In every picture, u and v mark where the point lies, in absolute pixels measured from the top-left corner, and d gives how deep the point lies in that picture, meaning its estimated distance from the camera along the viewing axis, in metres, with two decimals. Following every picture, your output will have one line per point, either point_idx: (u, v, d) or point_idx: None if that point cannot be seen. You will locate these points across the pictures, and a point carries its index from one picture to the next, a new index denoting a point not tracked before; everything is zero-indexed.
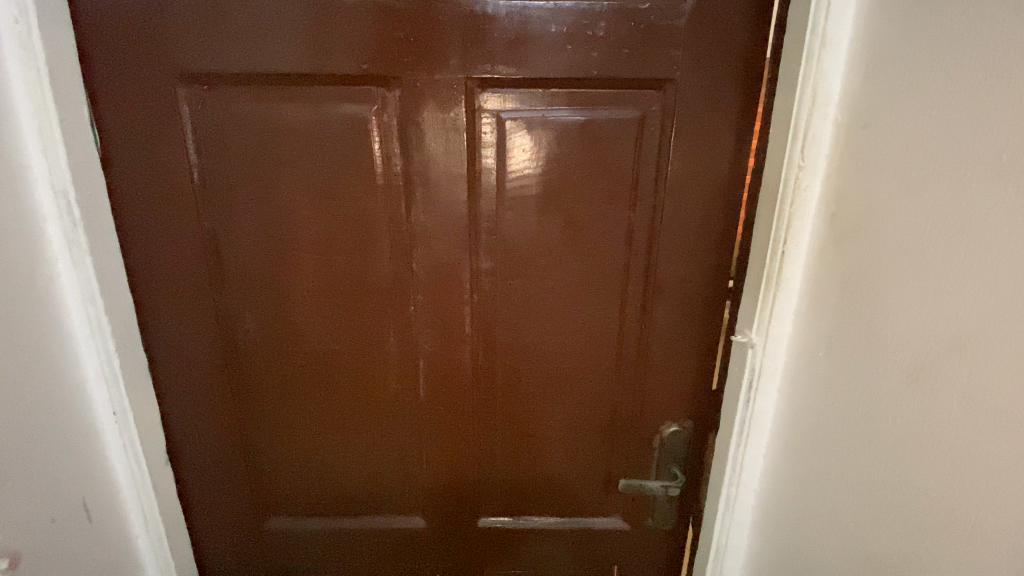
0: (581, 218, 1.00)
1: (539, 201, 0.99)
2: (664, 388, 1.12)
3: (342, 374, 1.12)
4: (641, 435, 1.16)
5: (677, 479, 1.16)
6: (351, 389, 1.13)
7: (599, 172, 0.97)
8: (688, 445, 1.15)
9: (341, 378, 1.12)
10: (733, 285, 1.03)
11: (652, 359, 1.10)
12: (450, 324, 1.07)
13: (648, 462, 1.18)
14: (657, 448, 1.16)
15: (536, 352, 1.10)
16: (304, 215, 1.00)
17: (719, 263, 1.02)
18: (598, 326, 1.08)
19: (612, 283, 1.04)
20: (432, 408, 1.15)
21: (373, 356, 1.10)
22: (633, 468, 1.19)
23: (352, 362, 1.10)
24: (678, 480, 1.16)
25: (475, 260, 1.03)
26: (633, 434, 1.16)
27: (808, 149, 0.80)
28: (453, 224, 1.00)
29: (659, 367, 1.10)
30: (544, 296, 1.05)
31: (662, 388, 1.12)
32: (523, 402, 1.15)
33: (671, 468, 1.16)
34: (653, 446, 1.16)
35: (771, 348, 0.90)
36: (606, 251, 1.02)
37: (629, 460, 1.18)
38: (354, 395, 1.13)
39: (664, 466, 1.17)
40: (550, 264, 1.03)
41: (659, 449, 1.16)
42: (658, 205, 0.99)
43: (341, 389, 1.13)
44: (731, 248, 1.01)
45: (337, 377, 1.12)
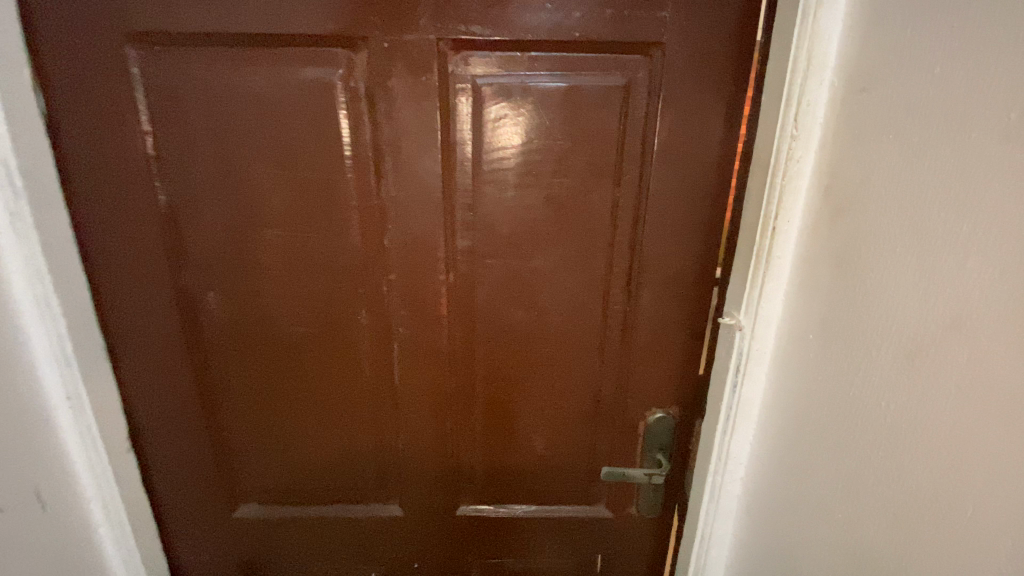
0: (564, 193, 0.94)
1: (519, 175, 0.93)
2: (649, 373, 1.08)
3: (314, 358, 1.06)
4: (625, 421, 1.12)
5: (663, 467, 1.12)
6: (323, 375, 1.08)
7: (583, 144, 0.92)
8: (675, 432, 1.11)
9: (313, 363, 1.07)
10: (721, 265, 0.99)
11: (638, 342, 1.05)
12: (425, 306, 1.02)
13: (633, 449, 1.14)
14: (642, 435, 1.13)
15: (517, 335, 1.05)
16: (268, 189, 0.94)
17: (708, 242, 0.98)
18: (582, 308, 1.03)
19: (596, 262, 0.99)
20: (408, 394, 1.10)
21: (346, 339, 1.04)
22: (618, 454, 1.15)
23: (323, 346, 1.05)
24: (664, 467, 1.12)
25: (451, 238, 0.97)
26: (617, 420, 1.12)
27: (801, 117, 0.75)
28: (427, 199, 0.94)
29: (644, 351, 1.06)
30: (525, 275, 1.00)
31: (647, 372, 1.08)
32: (503, 387, 1.10)
33: (657, 456, 1.12)
34: (638, 433, 1.13)
35: (759, 329, 0.86)
36: (588, 228, 0.97)
37: (613, 447, 1.15)
38: (327, 380, 1.08)
39: (649, 454, 1.13)
40: (531, 242, 0.97)
41: (644, 436, 1.12)
42: (645, 179, 0.94)
43: (312, 374, 1.08)
44: (721, 225, 0.97)
45: (308, 362, 1.07)
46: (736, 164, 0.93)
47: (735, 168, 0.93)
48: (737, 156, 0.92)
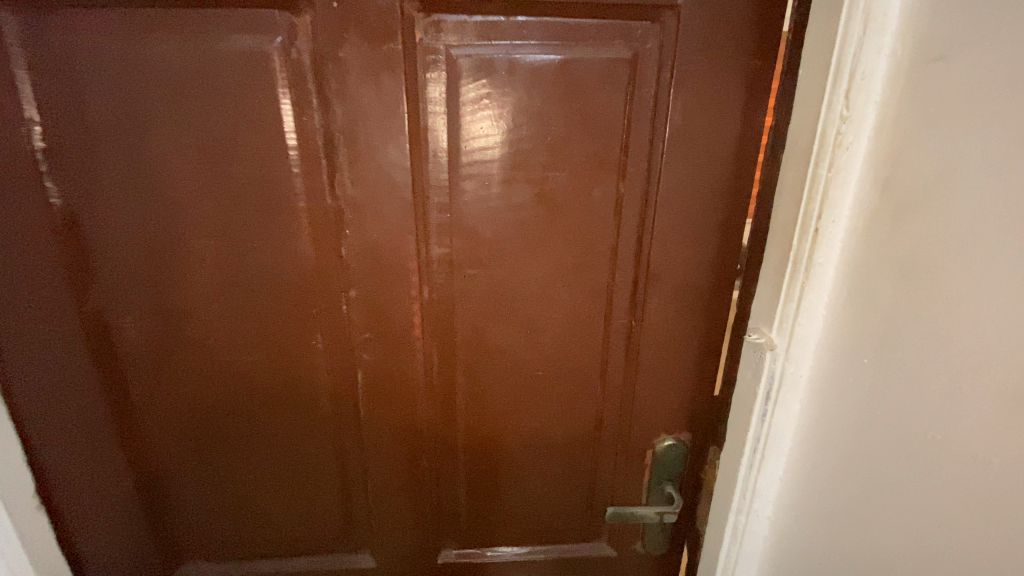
0: (558, 189, 0.79)
1: (505, 169, 0.77)
2: (657, 396, 0.94)
3: (260, 394, 0.88)
4: (629, 450, 0.98)
5: (675, 502, 0.98)
6: (273, 413, 0.90)
7: (581, 130, 0.76)
8: (687, 461, 0.98)
9: (260, 399, 0.89)
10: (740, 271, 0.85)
11: (644, 362, 0.91)
12: (394, 328, 0.85)
13: (638, 482, 1.00)
14: (649, 465, 0.99)
15: (505, 357, 0.90)
16: (195, 190, 0.76)
17: (726, 246, 0.83)
18: (581, 324, 0.88)
19: (597, 270, 0.84)
20: (377, 431, 0.92)
21: (299, 369, 0.87)
22: (621, 489, 1.01)
23: (271, 379, 0.87)
24: (677, 503, 0.98)
25: (423, 245, 0.81)
26: (620, 449, 0.98)
27: (853, 95, 0.61)
28: (392, 199, 0.77)
29: (650, 371, 0.92)
30: (514, 288, 0.84)
31: (655, 395, 0.94)
32: (490, 416, 0.94)
33: (667, 490, 0.98)
34: (645, 463, 0.98)
35: (794, 350, 0.72)
36: (588, 230, 0.82)
37: (615, 480, 1.00)
38: (278, 418, 0.90)
39: (658, 487, 0.99)
40: (520, 248, 0.82)
41: (651, 467, 0.98)
42: (654, 172, 0.79)
43: (260, 412, 0.90)
44: (741, 226, 0.83)
45: (254, 398, 0.88)
46: (759, 154, 0.79)
47: (758, 159, 0.79)
48: (760, 144, 0.78)
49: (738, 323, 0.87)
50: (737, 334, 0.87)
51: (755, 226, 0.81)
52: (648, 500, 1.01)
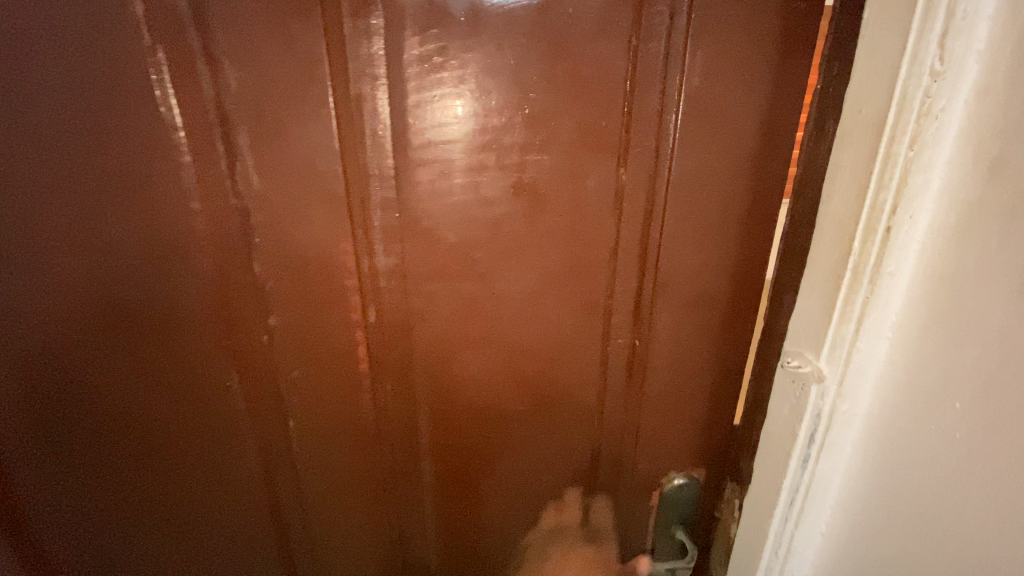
0: (541, 178, 0.60)
1: (470, 154, 0.58)
2: (665, 428, 0.77)
3: (174, 450, 0.67)
4: (634, 494, 0.81)
5: (688, 551, 0.81)
6: (193, 473, 0.68)
7: (569, 98, 0.57)
8: (698, 500, 0.81)
9: (174, 458, 0.67)
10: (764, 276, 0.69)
11: (651, 387, 0.74)
12: (334, 361, 0.65)
13: (641, 527, 0.83)
14: (655, 507, 0.81)
15: (480, 391, 0.71)
16: (47, 184, 0.53)
17: (749, 247, 0.66)
18: (575, 346, 0.70)
19: (591, 279, 0.67)
20: (325, 485, 0.73)
21: (227, 416, 0.66)
22: (623, 538, 0.83)
23: (188, 431, 0.66)
24: (690, 552, 0.81)
25: (364, 256, 0.61)
26: (622, 494, 0.80)
27: (949, 45, 0.45)
28: (320, 196, 0.57)
29: (657, 399, 0.75)
30: (486, 306, 0.66)
31: (663, 428, 0.77)
32: (464, 462, 0.76)
33: (677, 536, 0.81)
34: (649, 506, 0.81)
35: (850, 383, 0.56)
36: (578, 231, 0.64)
37: (615, 529, 0.83)
38: (198, 480, 0.69)
39: (666, 531, 0.82)
40: (493, 257, 0.63)
41: (657, 511, 0.81)
42: (664, 154, 0.61)
43: (175, 475, 0.68)
44: (769, 220, 0.66)
45: (165, 458, 0.67)
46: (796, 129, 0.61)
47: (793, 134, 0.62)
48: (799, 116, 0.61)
49: (765, 341, 0.70)
50: (764, 354, 0.70)
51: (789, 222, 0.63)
52: (655, 548, 0.84)
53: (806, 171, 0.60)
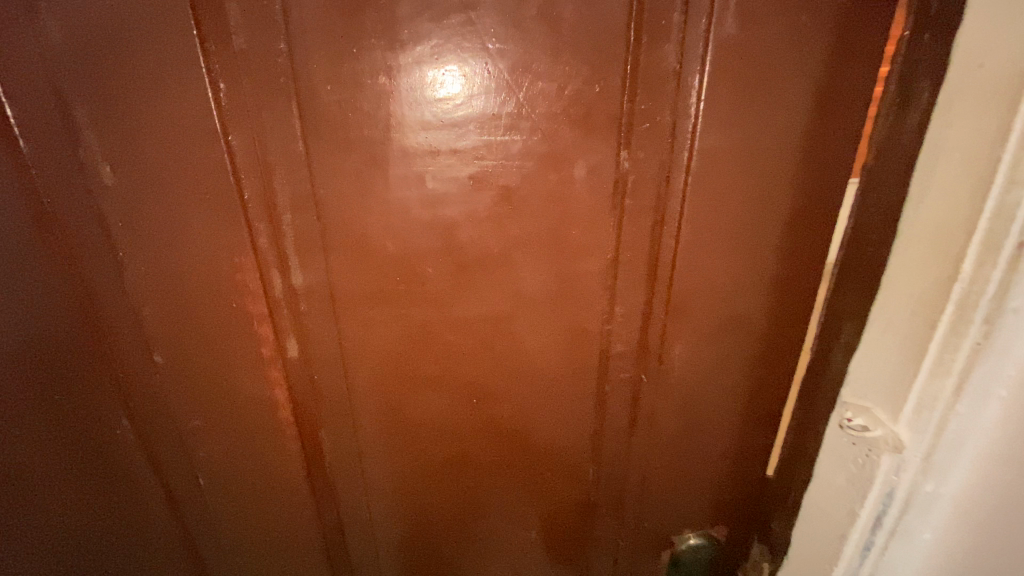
0: (510, 167, 0.44)
1: (412, 135, 0.42)
2: (675, 478, 0.62)
3: (60, 518, 0.50)
4: (639, 552, 0.66)
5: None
6: (90, 544, 0.52)
7: (547, 55, 0.41)
8: (720, 556, 0.66)
9: (62, 527, 0.51)
10: (808, 294, 0.53)
11: (660, 431, 0.59)
12: (249, 409, 0.50)
13: None
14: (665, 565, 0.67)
15: (442, 437, 0.56)
16: None
17: (788, 255, 0.51)
18: (566, 380, 0.55)
19: (582, 299, 0.51)
20: (256, 552, 0.58)
21: (126, 475, 0.51)
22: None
23: (77, 496, 0.50)
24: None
25: (274, 274, 0.45)
26: (625, 551, 0.65)
27: None
28: (206, 194, 0.42)
29: (668, 444, 0.59)
30: (444, 335, 0.50)
31: (674, 478, 0.62)
32: (429, 520, 0.61)
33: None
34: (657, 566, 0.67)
35: (941, 457, 0.40)
36: (566, 238, 0.48)
37: None
38: (95, 552, 0.53)
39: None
40: (448, 273, 0.48)
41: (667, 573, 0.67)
42: (682, 132, 0.45)
43: (66, 547, 0.52)
44: (816, 221, 0.49)
45: (52, 529, 0.50)
46: (864, 96, 0.45)
47: (858, 104, 0.45)
48: (867, 78, 0.44)
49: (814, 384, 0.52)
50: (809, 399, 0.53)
51: (853, 226, 0.44)
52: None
53: (880, 157, 0.42)
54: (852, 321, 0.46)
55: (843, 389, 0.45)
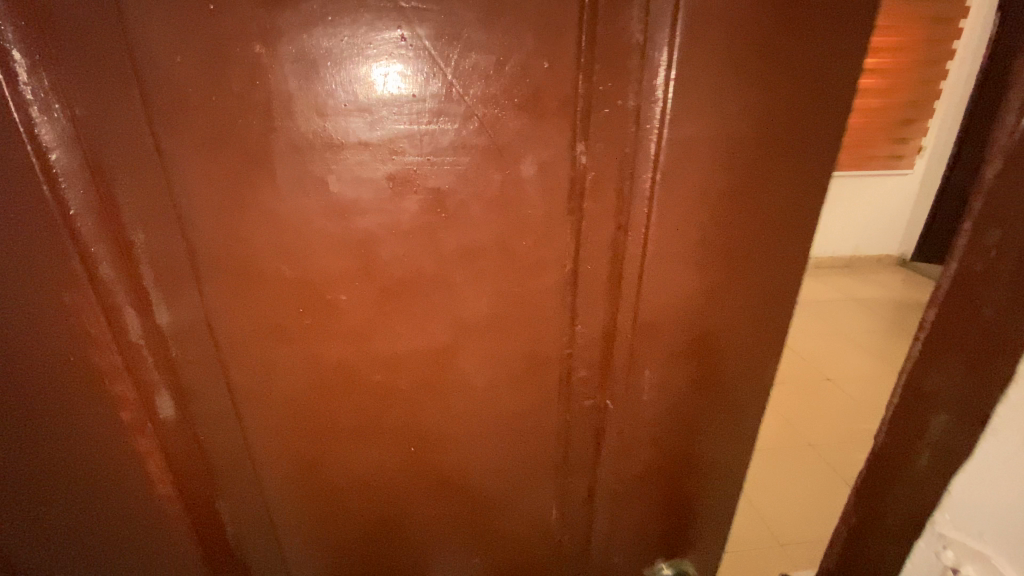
0: (439, 164, 0.34)
1: (305, 125, 0.32)
2: (648, 510, 0.54)
3: None
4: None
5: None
6: None
7: (481, 18, 0.31)
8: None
9: None
10: (786, 305, 0.46)
11: (631, 463, 0.50)
12: (107, 493, 0.38)
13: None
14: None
15: (375, 490, 0.46)
16: None
17: (767, 264, 0.44)
18: (523, 413, 0.46)
19: (539, 323, 0.42)
20: None
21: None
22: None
23: None
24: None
25: (129, 313, 0.34)
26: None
27: None
28: (8, 215, 0.29)
29: (641, 477, 0.51)
30: (368, 375, 0.40)
31: (647, 513, 0.54)
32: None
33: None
34: None
35: None
36: (517, 250, 0.38)
37: None
38: None
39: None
40: (367, 303, 0.37)
41: None
42: (649, 118, 0.36)
43: None
44: (795, 224, 0.43)
45: None
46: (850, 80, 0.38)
47: (843, 87, 0.38)
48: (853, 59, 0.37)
49: (874, 490, 0.39)
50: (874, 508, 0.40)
51: (937, 317, 0.34)
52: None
53: (1008, 217, 0.29)
54: (951, 417, 0.34)
55: (936, 517, 0.36)
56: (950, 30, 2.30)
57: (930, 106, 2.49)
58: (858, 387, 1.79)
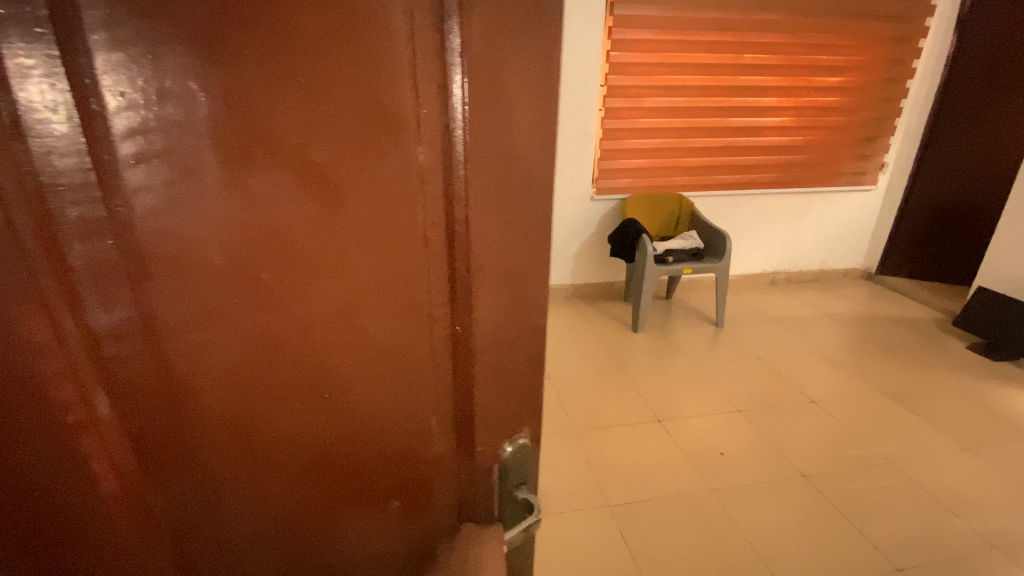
0: (325, 146, 0.41)
1: (204, 130, 0.38)
2: (515, 431, 0.60)
3: None
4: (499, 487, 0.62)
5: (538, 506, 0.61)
6: None
7: (330, 38, 0.39)
8: (536, 456, 0.63)
9: None
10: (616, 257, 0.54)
11: (495, 386, 0.56)
12: (55, 475, 0.42)
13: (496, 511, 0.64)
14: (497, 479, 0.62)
15: (299, 434, 0.50)
16: None
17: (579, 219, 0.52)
18: (416, 352, 0.51)
19: (419, 279, 0.48)
20: None
21: None
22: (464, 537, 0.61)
23: None
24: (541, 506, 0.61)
25: (67, 317, 0.39)
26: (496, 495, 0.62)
27: None
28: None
29: (507, 399, 0.57)
30: (284, 336, 0.46)
31: (512, 431, 0.60)
32: (307, 509, 0.54)
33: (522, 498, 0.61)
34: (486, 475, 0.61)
35: None
36: (395, 208, 0.45)
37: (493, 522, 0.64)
38: None
39: (514, 504, 0.62)
40: (278, 271, 0.43)
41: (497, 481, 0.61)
42: (452, 100, 0.43)
43: None
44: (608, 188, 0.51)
45: None
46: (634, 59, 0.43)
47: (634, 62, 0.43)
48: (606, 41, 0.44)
49: None
50: None
51: None
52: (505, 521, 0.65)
53: None
54: None
55: None
56: (770, 74, 2.94)
57: (770, 121, 3.05)
58: (772, 417, 2.21)
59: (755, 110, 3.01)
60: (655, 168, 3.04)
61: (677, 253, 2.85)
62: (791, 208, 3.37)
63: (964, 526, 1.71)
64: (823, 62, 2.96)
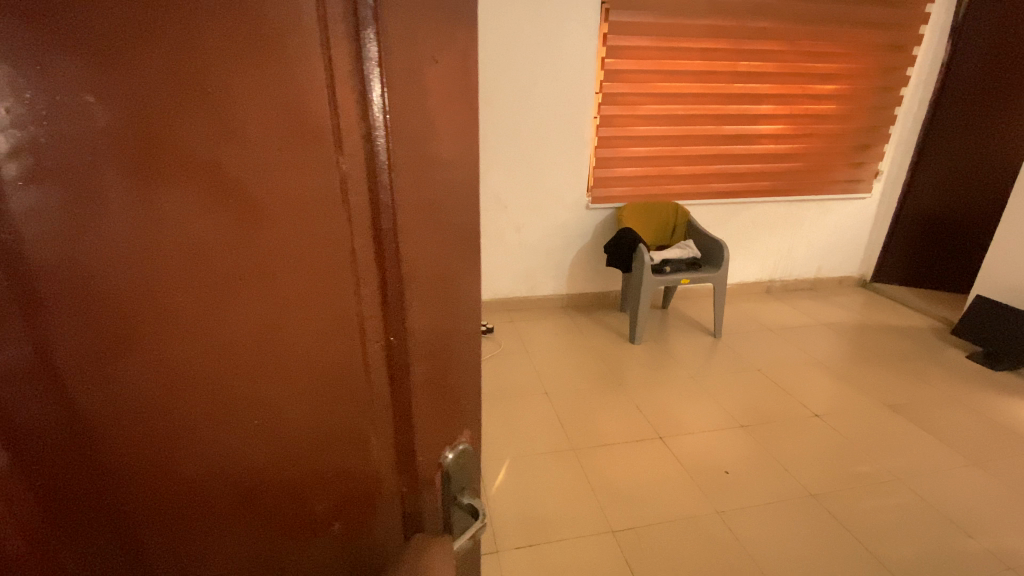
0: (237, 161, 0.38)
1: (92, 144, 0.34)
2: (452, 434, 0.58)
3: None
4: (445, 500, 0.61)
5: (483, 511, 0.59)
6: None
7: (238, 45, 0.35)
8: (478, 461, 0.63)
9: None
10: None
11: (432, 401, 0.54)
12: None
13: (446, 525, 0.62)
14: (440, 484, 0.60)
15: (227, 466, 0.46)
16: None
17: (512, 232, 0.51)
18: (349, 373, 0.49)
19: (347, 299, 0.46)
20: None
21: None
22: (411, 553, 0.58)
23: None
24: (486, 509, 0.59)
25: None
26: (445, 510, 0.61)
27: None
28: None
29: (446, 411, 0.56)
30: (203, 367, 0.42)
31: (456, 440, 0.59)
32: (244, 540, 0.50)
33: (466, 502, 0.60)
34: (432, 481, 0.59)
35: None
36: (317, 225, 0.42)
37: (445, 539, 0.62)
38: None
39: (459, 510, 0.61)
40: (191, 297, 0.40)
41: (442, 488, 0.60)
42: (371, 107, 0.40)
43: None
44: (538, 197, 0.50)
45: None
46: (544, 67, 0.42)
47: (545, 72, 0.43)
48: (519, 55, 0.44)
49: None
50: None
51: None
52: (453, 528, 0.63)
53: None
54: None
55: None
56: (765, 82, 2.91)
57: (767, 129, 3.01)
58: (773, 431, 2.15)
59: (750, 118, 2.97)
60: (651, 177, 3.01)
61: (674, 263, 2.80)
62: (789, 215, 3.33)
63: (975, 546, 1.63)
64: (818, 69, 2.93)
